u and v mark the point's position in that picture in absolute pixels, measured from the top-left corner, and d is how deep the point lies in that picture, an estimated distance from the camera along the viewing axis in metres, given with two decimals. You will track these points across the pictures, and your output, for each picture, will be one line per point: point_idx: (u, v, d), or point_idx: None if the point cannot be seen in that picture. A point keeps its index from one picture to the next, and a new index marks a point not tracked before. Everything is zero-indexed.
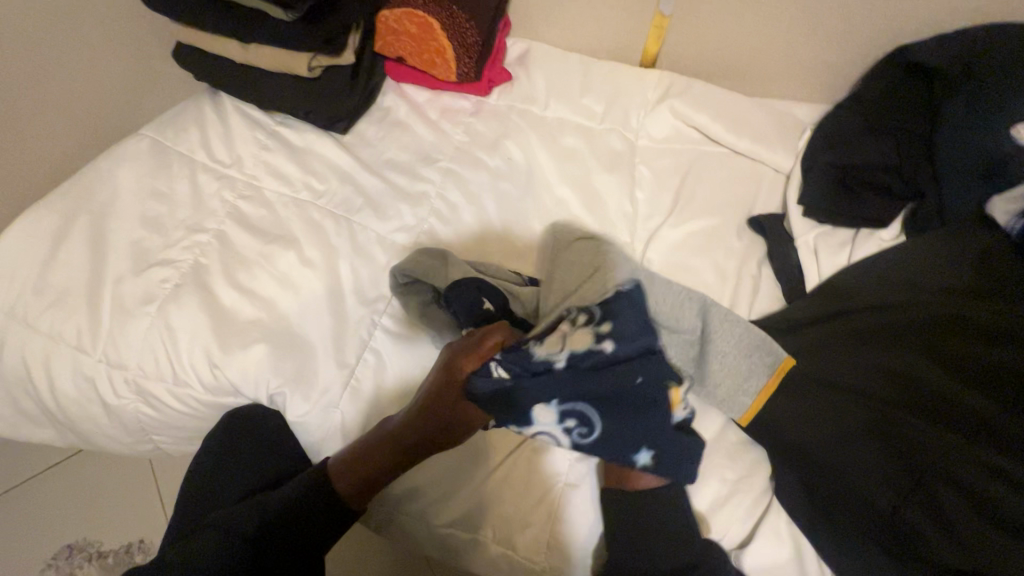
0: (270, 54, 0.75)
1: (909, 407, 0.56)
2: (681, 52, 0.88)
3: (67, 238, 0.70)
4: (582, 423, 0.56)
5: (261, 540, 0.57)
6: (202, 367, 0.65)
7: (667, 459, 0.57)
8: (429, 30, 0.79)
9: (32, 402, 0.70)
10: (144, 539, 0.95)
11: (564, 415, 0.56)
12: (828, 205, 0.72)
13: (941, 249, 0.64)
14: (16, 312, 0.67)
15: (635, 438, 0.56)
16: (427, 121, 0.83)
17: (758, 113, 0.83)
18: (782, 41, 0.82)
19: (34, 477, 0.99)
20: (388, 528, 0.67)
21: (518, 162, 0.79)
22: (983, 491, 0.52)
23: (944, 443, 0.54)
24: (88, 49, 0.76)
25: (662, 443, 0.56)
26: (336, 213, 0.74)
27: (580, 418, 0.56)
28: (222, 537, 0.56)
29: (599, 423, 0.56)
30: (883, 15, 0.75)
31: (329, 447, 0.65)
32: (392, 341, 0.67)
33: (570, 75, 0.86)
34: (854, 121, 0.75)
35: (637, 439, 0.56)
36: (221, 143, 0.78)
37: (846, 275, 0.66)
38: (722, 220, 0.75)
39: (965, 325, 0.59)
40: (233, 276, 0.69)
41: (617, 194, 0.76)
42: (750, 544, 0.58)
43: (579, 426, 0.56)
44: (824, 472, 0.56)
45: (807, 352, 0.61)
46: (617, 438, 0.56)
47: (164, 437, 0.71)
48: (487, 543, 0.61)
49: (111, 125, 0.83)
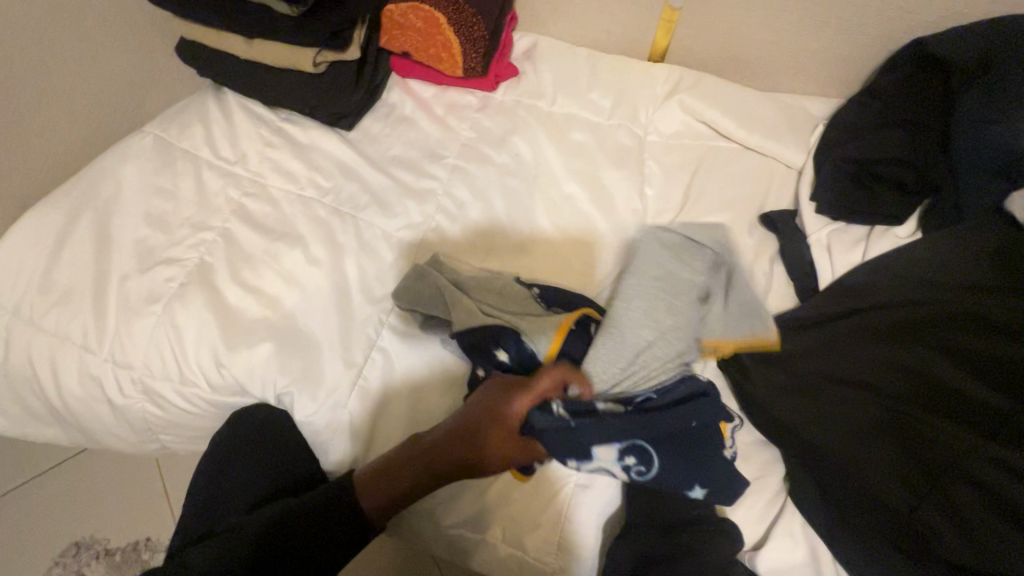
0: (274, 49, 0.74)
1: (926, 406, 0.55)
2: (689, 45, 0.87)
3: (71, 236, 0.69)
4: (639, 459, 0.55)
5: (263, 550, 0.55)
6: (209, 366, 0.64)
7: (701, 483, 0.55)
8: (435, 24, 0.77)
9: (38, 401, 0.70)
10: (152, 536, 0.96)
11: (621, 452, 0.55)
12: (843, 201, 0.70)
13: (957, 244, 0.62)
14: (21, 310, 0.67)
15: (686, 474, 0.54)
16: (434, 116, 0.82)
17: (768, 108, 0.82)
18: (794, 34, 0.80)
19: (41, 475, 0.99)
20: (399, 531, 0.67)
21: (526, 158, 0.78)
22: (1004, 491, 0.50)
23: (963, 442, 0.53)
24: (90, 45, 0.75)
25: (711, 477, 0.54)
26: (342, 210, 0.73)
27: (637, 454, 0.55)
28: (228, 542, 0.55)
29: (658, 461, 0.55)
30: (898, 7, 0.74)
31: (336, 446, 0.64)
32: (399, 340, 0.66)
33: (577, 70, 0.85)
34: (867, 117, 0.74)
35: (692, 476, 0.54)
36: (225, 140, 0.77)
37: (860, 274, 0.65)
38: (733, 217, 0.74)
39: (980, 320, 0.58)
40: (239, 275, 0.68)
41: (627, 191, 0.76)
42: (765, 546, 0.57)
43: (635, 463, 0.55)
44: (839, 473, 0.55)
45: (821, 351, 0.60)
46: (674, 474, 0.54)
47: (170, 436, 0.71)
48: (496, 543, 0.61)
49: (114, 122, 0.82)
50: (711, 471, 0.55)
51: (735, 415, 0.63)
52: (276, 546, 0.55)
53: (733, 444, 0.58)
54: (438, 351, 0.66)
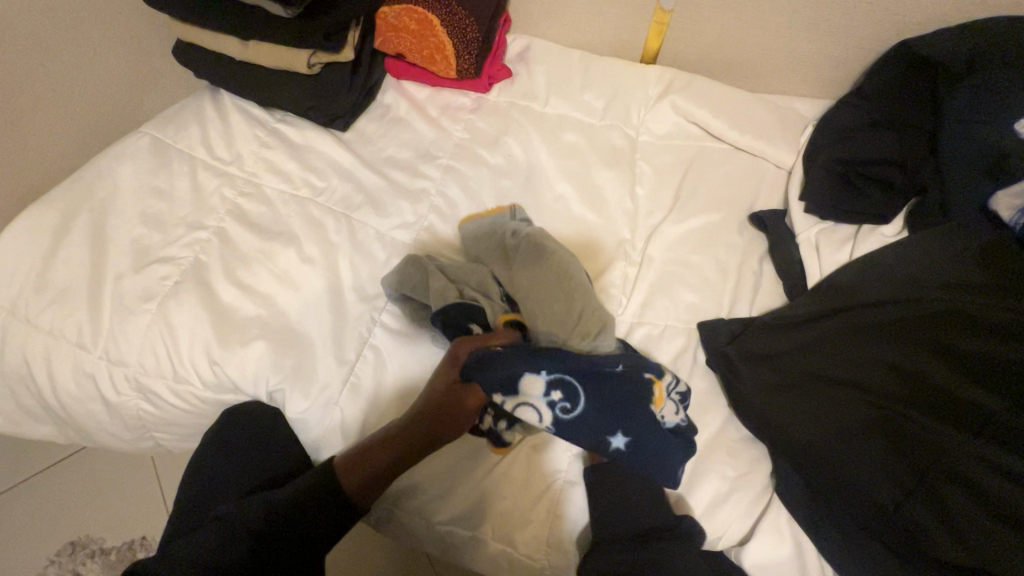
0: (270, 51, 0.74)
1: (912, 403, 0.56)
2: (682, 47, 0.87)
3: (67, 235, 0.70)
4: (564, 394, 0.55)
5: (257, 542, 0.56)
6: (202, 363, 0.65)
7: (656, 452, 0.57)
8: (431, 28, 0.78)
9: (33, 399, 0.71)
10: (147, 536, 0.96)
11: (550, 385, 0.55)
12: (831, 201, 0.71)
13: (944, 243, 0.62)
14: (17, 309, 0.68)
15: (610, 417, 0.56)
16: (428, 117, 0.83)
17: (759, 109, 0.82)
18: (784, 37, 0.81)
19: (38, 474, 0.99)
20: (390, 527, 0.68)
21: (519, 158, 0.79)
22: (987, 487, 0.51)
23: (948, 439, 0.53)
24: (87, 46, 0.75)
25: (639, 431, 0.56)
26: (335, 209, 0.74)
27: (563, 390, 0.55)
28: (222, 531, 0.56)
29: (582, 398, 0.56)
30: (887, 9, 0.74)
31: (328, 443, 0.65)
32: (391, 337, 0.67)
33: (570, 71, 0.86)
34: (858, 117, 0.75)
35: (615, 421, 0.56)
36: (221, 141, 0.78)
37: (848, 273, 0.65)
38: (723, 216, 0.75)
39: (968, 319, 0.58)
40: (232, 273, 0.69)
41: (618, 191, 0.76)
42: (751, 540, 0.58)
43: (562, 399, 0.55)
44: (826, 469, 0.55)
45: (811, 349, 0.60)
46: (594, 417, 0.56)
47: (164, 434, 0.71)
48: (486, 540, 0.61)
49: (111, 122, 0.83)
50: (646, 430, 0.57)
51: (723, 412, 0.63)
52: (269, 537, 0.56)
53: (683, 412, 0.60)
54: (429, 348, 0.67)
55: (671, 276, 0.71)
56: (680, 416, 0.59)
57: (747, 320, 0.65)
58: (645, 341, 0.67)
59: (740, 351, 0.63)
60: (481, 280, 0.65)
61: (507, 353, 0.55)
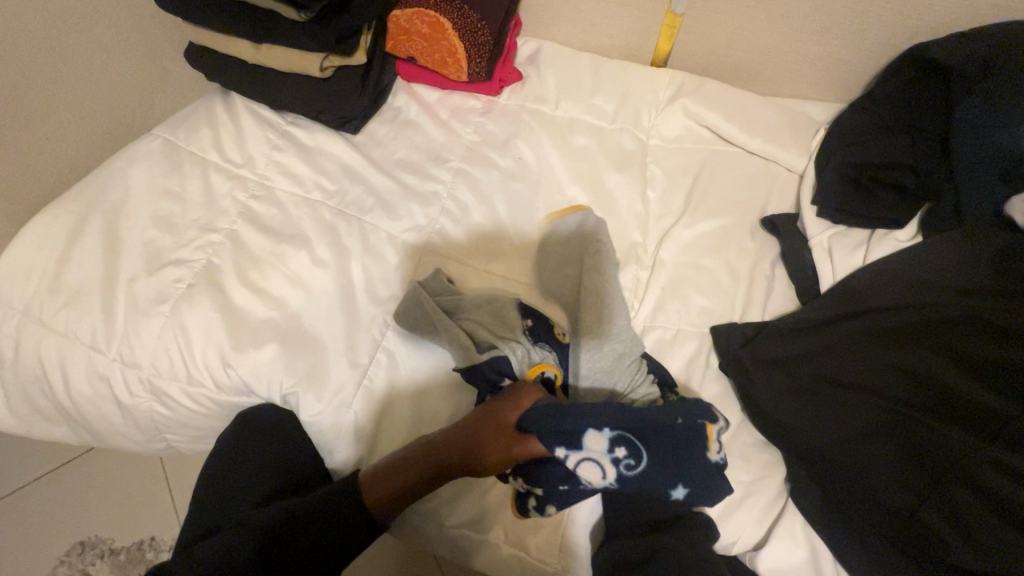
0: (282, 54, 0.75)
1: (928, 409, 0.56)
2: (692, 50, 0.88)
3: (81, 238, 0.70)
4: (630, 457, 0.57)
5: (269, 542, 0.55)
6: (216, 366, 0.65)
7: (697, 486, 0.57)
8: (440, 30, 0.79)
9: (46, 400, 0.71)
10: (156, 536, 0.96)
11: (613, 442, 0.57)
12: (843, 205, 0.71)
13: (956, 248, 0.62)
14: (32, 310, 0.68)
15: (669, 472, 0.57)
16: (439, 120, 0.83)
17: (770, 112, 0.82)
18: (795, 40, 0.81)
19: (47, 474, 0.99)
20: (404, 531, 0.68)
21: (529, 161, 0.79)
22: (1006, 493, 0.50)
23: (964, 445, 0.53)
24: (101, 49, 0.76)
25: (694, 477, 0.56)
26: (347, 213, 0.74)
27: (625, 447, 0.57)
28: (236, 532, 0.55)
29: (645, 455, 0.57)
30: (899, 13, 0.74)
31: (341, 446, 0.65)
32: (404, 341, 0.67)
33: (580, 74, 0.86)
34: (866, 120, 0.75)
35: (676, 474, 0.57)
36: (233, 143, 0.78)
37: (861, 277, 0.65)
38: (735, 220, 0.75)
39: (981, 323, 0.58)
40: (245, 276, 0.69)
41: (629, 194, 0.76)
42: (765, 545, 0.58)
43: (624, 455, 0.57)
44: (842, 474, 0.55)
45: (823, 353, 0.61)
46: (657, 474, 0.57)
47: (176, 436, 0.72)
48: (499, 544, 0.61)
49: (123, 125, 0.83)
50: (701, 476, 0.57)
51: (736, 418, 0.64)
52: (281, 537, 0.55)
53: (723, 449, 0.60)
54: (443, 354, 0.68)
55: (682, 280, 0.71)
56: (722, 455, 0.59)
57: (759, 325, 0.66)
58: (658, 346, 0.67)
59: (753, 355, 0.63)
60: (494, 314, 0.65)
61: (573, 412, 0.57)
